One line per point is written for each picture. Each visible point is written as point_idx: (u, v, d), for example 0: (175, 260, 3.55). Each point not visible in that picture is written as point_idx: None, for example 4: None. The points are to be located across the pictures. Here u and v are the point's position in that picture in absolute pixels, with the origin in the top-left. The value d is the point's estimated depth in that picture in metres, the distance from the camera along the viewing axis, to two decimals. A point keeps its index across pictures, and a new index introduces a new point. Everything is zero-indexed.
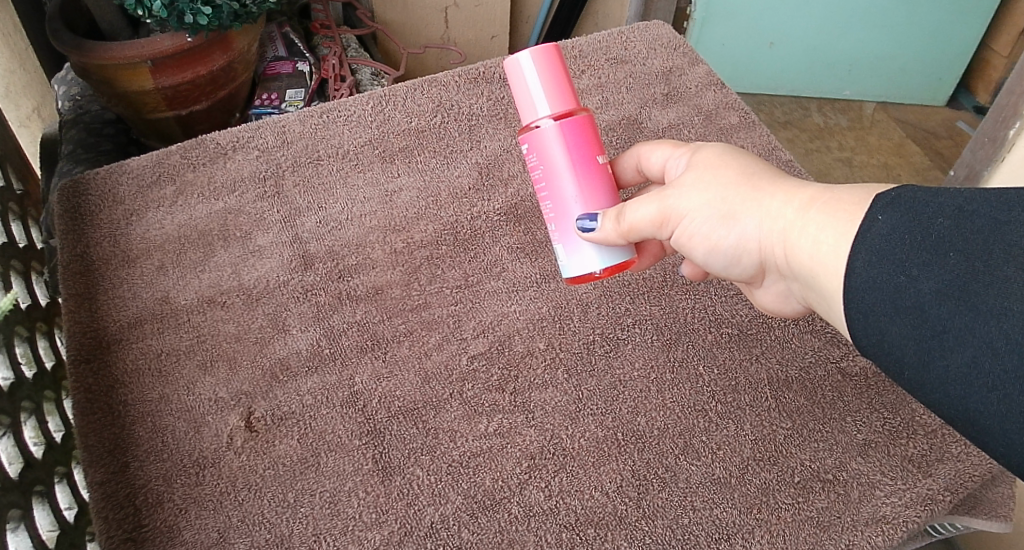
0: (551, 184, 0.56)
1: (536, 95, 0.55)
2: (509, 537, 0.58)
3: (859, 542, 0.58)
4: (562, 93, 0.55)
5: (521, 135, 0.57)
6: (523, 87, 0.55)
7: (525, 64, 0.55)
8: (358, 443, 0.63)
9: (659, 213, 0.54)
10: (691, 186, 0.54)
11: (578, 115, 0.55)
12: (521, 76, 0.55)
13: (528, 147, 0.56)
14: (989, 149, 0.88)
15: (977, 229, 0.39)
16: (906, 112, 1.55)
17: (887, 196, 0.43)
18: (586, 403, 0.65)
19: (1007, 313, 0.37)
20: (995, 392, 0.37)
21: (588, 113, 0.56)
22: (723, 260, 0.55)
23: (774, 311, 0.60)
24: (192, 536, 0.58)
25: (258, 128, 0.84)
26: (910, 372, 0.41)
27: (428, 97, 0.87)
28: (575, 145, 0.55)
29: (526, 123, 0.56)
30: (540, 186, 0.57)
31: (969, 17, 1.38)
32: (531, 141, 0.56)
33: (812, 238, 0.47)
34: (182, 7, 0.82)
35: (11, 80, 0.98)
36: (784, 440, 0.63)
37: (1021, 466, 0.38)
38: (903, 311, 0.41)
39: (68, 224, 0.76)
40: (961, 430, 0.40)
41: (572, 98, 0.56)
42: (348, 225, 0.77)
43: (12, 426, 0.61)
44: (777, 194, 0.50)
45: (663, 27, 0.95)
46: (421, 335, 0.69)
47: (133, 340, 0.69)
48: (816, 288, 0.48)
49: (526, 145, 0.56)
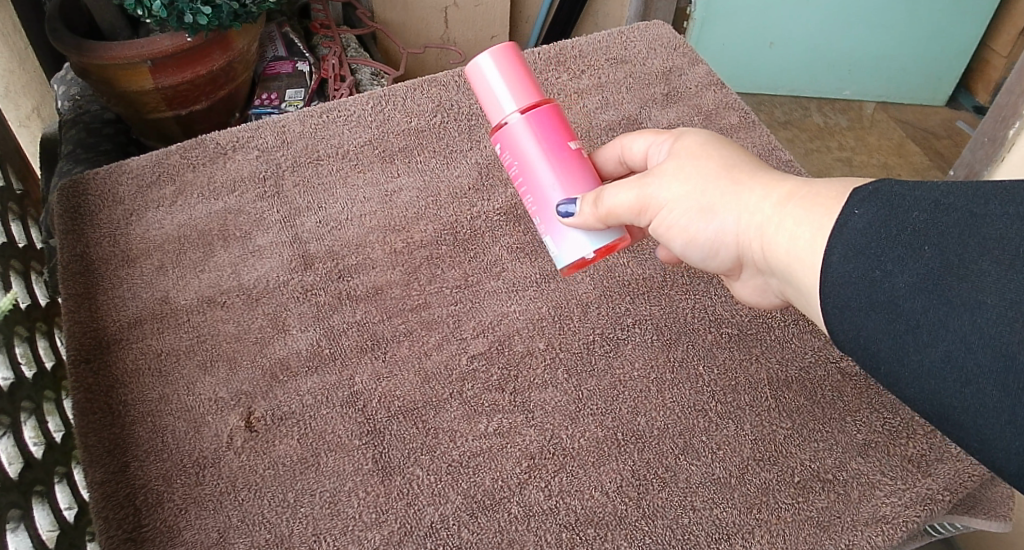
0: (528, 177, 0.56)
1: (499, 92, 0.56)
2: (509, 537, 0.58)
3: (859, 542, 0.57)
4: (525, 87, 0.56)
5: (493, 137, 0.58)
6: (486, 89, 0.57)
7: (485, 67, 0.56)
8: (358, 443, 0.63)
9: (638, 200, 0.54)
10: (673, 175, 0.54)
11: (544, 106, 0.56)
12: (483, 79, 0.57)
13: (501, 146, 0.57)
14: (989, 149, 0.88)
15: (952, 222, 0.39)
16: (904, 111, 1.55)
17: (866, 190, 0.43)
18: (587, 403, 0.65)
19: (981, 307, 0.37)
20: (968, 386, 0.37)
21: (554, 103, 0.57)
22: (701, 252, 0.55)
23: (753, 303, 0.60)
24: (192, 536, 0.58)
25: (258, 128, 0.84)
26: (886, 368, 0.42)
27: (428, 97, 0.87)
28: (546, 133, 0.55)
29: (495, 123, 0.57)
30: (519, 183, 0.57)
31: (967, 17, 1.38)
32: (503, 140, 0.57)
33: (789, 234, 0.47)
34: (182, 6, 0.82)
35: (10, 81, 0.98)
36: (784, 440, 0.63)
37: (998, 463, 0.38)
38: (879, 306, 0.41)
39: (68, 224, 0.76)
40: (938, 427, 0.40)
41: (536, 91, 0.57)
42: (348, 225, 0.77)
43: (12, 425, 0.61)
44: (756, 187, 0.50)
45: (662, 27, 0.95)
46: (421, 335, 0.69)
47: (134, 340, 0.69)
48: (793, 283, 0.48)
49: (499, 144, 0.57)
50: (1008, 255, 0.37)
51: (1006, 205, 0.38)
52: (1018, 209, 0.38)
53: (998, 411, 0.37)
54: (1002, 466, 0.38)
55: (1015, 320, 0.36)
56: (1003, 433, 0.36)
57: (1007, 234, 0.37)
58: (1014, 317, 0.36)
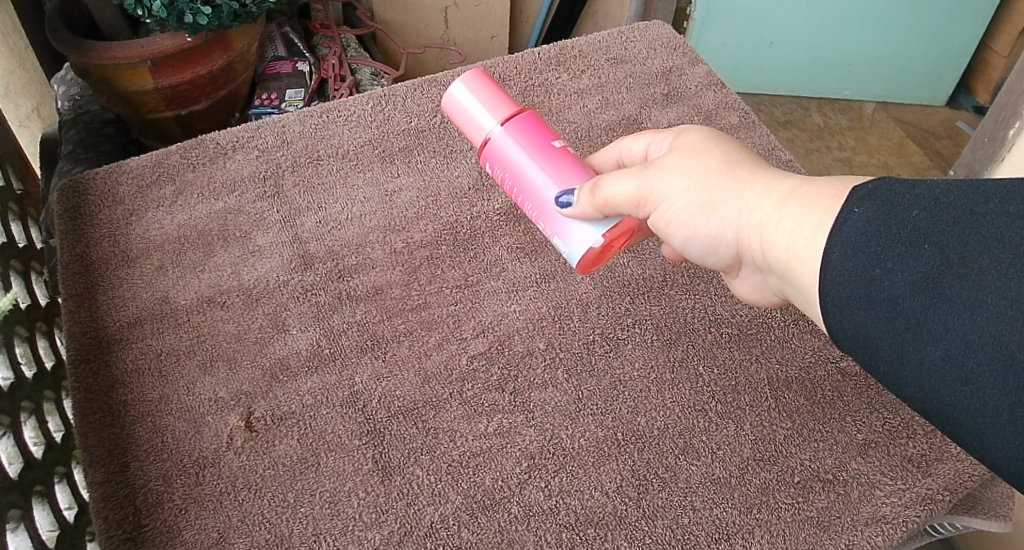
0: (521, 183, 0.58)
1: (477, 113, 0.60)
2: (509, 537, 0.58)
3: (859, 542, 0.57)
4: (499, 103, 0.60)
5: (483, 159, 0.61)
6: (465, 115, 0.61)
7: (459, 95, 0.61)
8: (358, 443, 0.63)
9: (638, 191, 0.53)
10: (674, 170, 0.54)
11: (521, 114, 0.60)
12: (460, 106, 0.61)
13: (491, 164, 0.60)
14: (989, 149, 0.88)
15: (952, 220, 0.39)
16: (904, 110, 1.55)
17: (865, 188, 0.43)
18: (587, 403, 0.65)
19: (981, 306, 0.37)
20: (968, 385, 0.37)
21: (532, 111, 0.61)
22: (701, 248, 0.55)
23: (752, 301, 0.60)
24: (192, 536, 0.58)
25: (258, 128, 0.84)
26: (886, 367, 0.42)
27: (428, 97, 0.87)
28: (528, 137, 0.58)
29: (481, 144, 0.60)
30: (516, 194, 0.59)
31: (967, 17, 1.38)
32: (491, 157, 0.60)
33: (789, 232, 0.47)
34: (182, 6, 0.82)
35: (10, 81, 0.98)
36: (784, 440, 0.63)
37: (998, 462, 0.38)
38: (878, 305, 0.41)
39: (67, 224, 0.76)
40: (937, 426, 0.40)
41: (511, 105, 0.60)
42: (348, 225, 0.77)
43: (12, 425, 0.61)
44: (756, 185, 0.51)
45: (662, 27, 0.95)
46: (421, 335, 0.69)
47: (134, 340, 0.69)
48: (792, 281, 0.48)
49: (489, 163, 0.60)
50: (1008, 254, 0.37)
51: (1006, 204, 0.38)
52: (1018, 208, 0.38)
53: (998, 410, 0.37)
54: (1002, 466, 0.38)
55: (1014, 319, 0.36)
56: (1003, 432, 0.36)
57: (1007, 233, 0.37)
58: (1014, 316, 0.36)
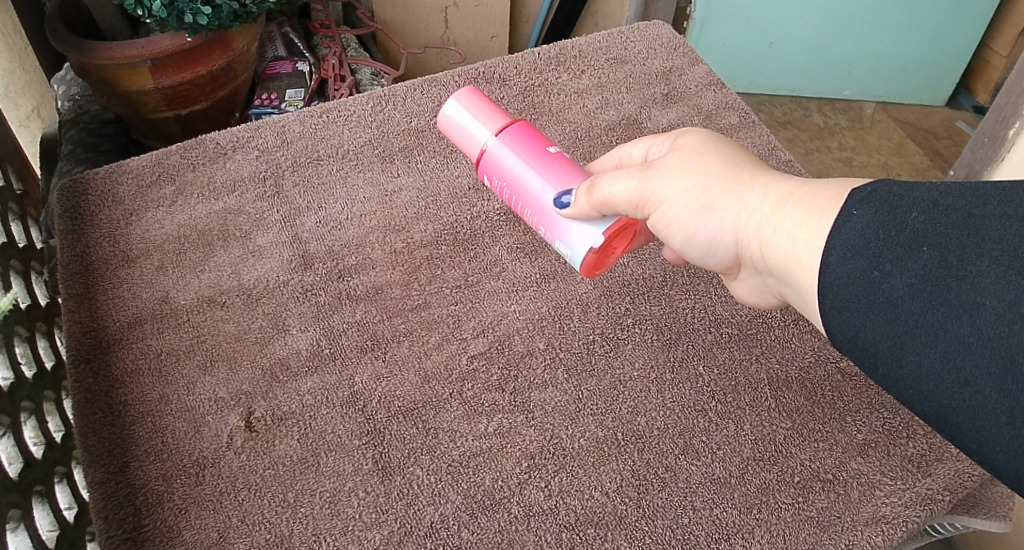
0: (519, 190, 0.59)
1: (472, 127, 0.61)
2: (509, 537, 0.58)
3: (859, 542, 0.57)
4: (493, 116, 0.61)
5: (481, 173, 0.62)
6: (461, 130, 0.62)
7: (454, 112, 0.62)
8: (358, 443, 0.63)
9: (637, 192, 0.53)
10: (674, 170, 0.53)
11: (515, 124, 0.61)
12: (456, 122, 0.62)
13: (489, 175, 0.61)
14: (989, 149, 0.88)
15: (950, 223, 0.39)
16: (904, 111, 1.55)
17: (864, 191, 0.43)
18: (587, 403, 0.65)
19: (980, 309, 0.37)
20: (967, 387, 0.37)
21: (526, 122, 0.62)
22: (700, 250, 0.55)
23: (751, 303, 0.60)
24: (192, 536, 0.58)
25: (258, 128, 0.84)
26: (884, 368, 0.42)
27: (428, 97, 0.87)
28: (522, 145, 0.59)
29: (478, 157, 0.61)
30: (515, 203, 0.60)
31: (966, 18, 1.38)
32: (488, 168, 0.60)
33: (788, 234, 0.47)
34: (182, 6, 0.82)
35: (10, 81, 0.98)
36: (784, 440, 0.63)
37: (997, 463, 0.38)
38: (877, 307, 0.41)
39: (67, 224, 0.76)
40: (936, 428, 0.40)
41: (505, 117, 0.62)
42: (348, 225, 0.77)
43: (12, 425, 0.61)
44: (756, 187, 0.50)
45: (662, 27, 0.95)
46: (421, 335, 0.69)
47: (133, 340, 0.69)
48: (792, 283, 0.48)
49: (487, 175, 0.61)
50: (1007, 257, 0.37)
51: (1005, 206, 0.38)
52: (1016, 210, 0.38)
53: (997, 412, 0.36)
54: (1001, 467, 0.38)
55: (1014, 322, 0.35)
56: (1002, 434, 0.36)
57: (1006, 236, 0.37)
58: (1013, 318, 0.36)
